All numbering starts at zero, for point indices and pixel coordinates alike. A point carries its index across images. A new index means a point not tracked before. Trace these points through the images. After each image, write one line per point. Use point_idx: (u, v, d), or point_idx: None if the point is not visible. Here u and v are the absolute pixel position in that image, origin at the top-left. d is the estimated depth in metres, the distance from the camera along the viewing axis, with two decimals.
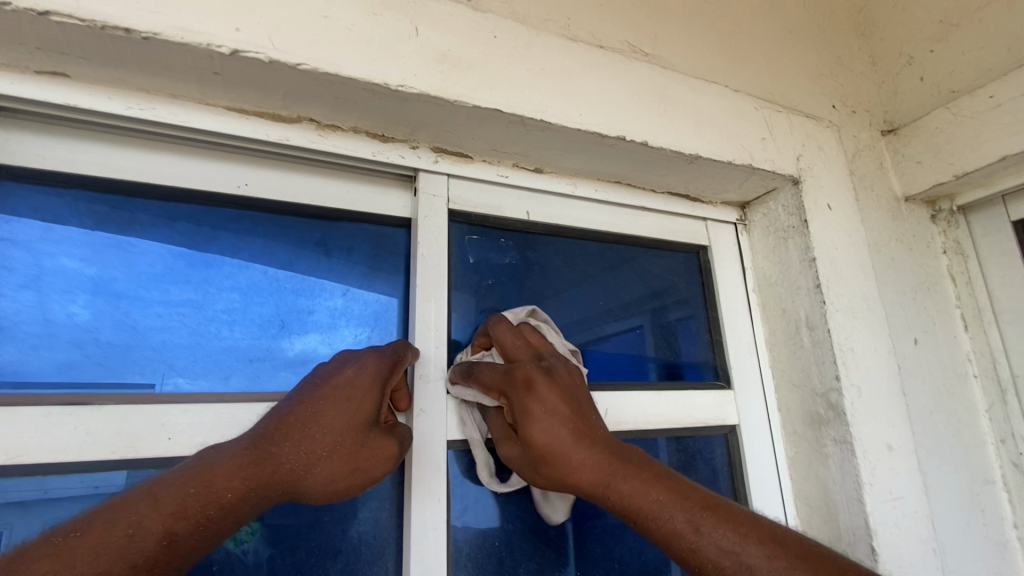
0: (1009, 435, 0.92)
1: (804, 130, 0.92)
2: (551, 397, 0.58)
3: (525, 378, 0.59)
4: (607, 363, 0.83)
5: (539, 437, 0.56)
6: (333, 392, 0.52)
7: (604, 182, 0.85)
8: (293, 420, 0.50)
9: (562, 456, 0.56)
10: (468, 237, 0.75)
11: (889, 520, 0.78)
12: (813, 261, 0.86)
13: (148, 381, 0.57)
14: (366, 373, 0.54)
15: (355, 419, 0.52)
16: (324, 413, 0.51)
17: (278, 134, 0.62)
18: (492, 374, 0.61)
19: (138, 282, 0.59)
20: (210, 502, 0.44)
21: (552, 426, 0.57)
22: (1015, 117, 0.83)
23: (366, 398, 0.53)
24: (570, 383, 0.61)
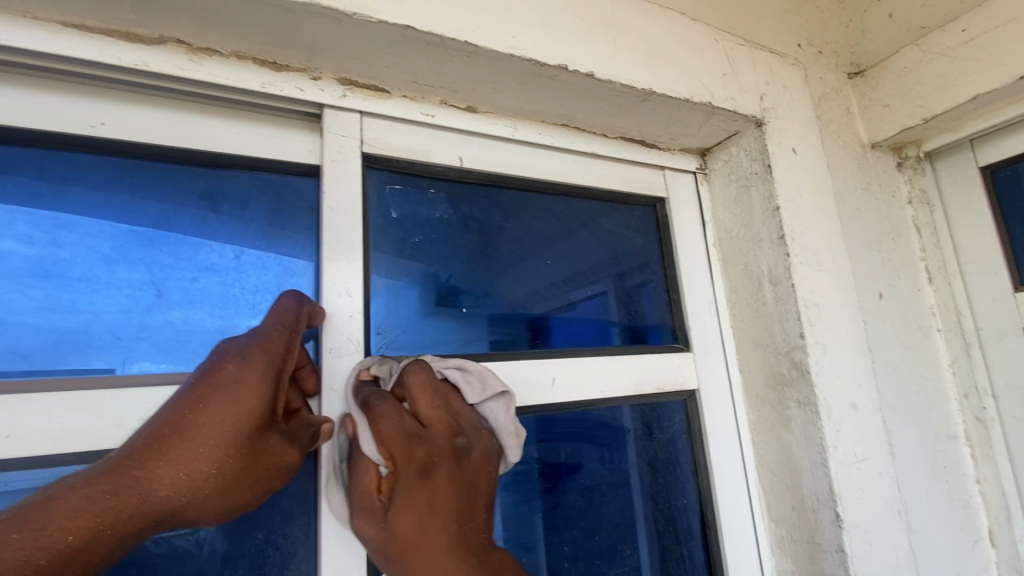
0: (973, 388, 0.92)
1: (767, 67, 0.86)
2: (443, 491, 0.49)
3: (438, 459, 0.50)
4: (557, 329, 0.76)
5: (405, 524, 0.48)
6: (212, 395, 0.43)
7: (550, 125, 0.77)
8: (165, 435, 0.41)
9: (425, 555, 0.47)
10: (393, 189, 0.68)
11: (854, 484, 0.73)
12: (777, 210, 0.80)
13: (108, 365, 0.55)
14: (252, 368, 0.45)
15: (243, 425, 0.44)
16: (203, 422, 0.42)
17: (134, 59, 0.55)
18: (429, 420, 0.52)
19: (86, 264, 0.56)
20: (39, 551, 0.36)
21: (418, 524, 0.48)
22: (986, 51, 0.83)
23: (254, 399, 0.44)
24: (485, 478, 0.52)
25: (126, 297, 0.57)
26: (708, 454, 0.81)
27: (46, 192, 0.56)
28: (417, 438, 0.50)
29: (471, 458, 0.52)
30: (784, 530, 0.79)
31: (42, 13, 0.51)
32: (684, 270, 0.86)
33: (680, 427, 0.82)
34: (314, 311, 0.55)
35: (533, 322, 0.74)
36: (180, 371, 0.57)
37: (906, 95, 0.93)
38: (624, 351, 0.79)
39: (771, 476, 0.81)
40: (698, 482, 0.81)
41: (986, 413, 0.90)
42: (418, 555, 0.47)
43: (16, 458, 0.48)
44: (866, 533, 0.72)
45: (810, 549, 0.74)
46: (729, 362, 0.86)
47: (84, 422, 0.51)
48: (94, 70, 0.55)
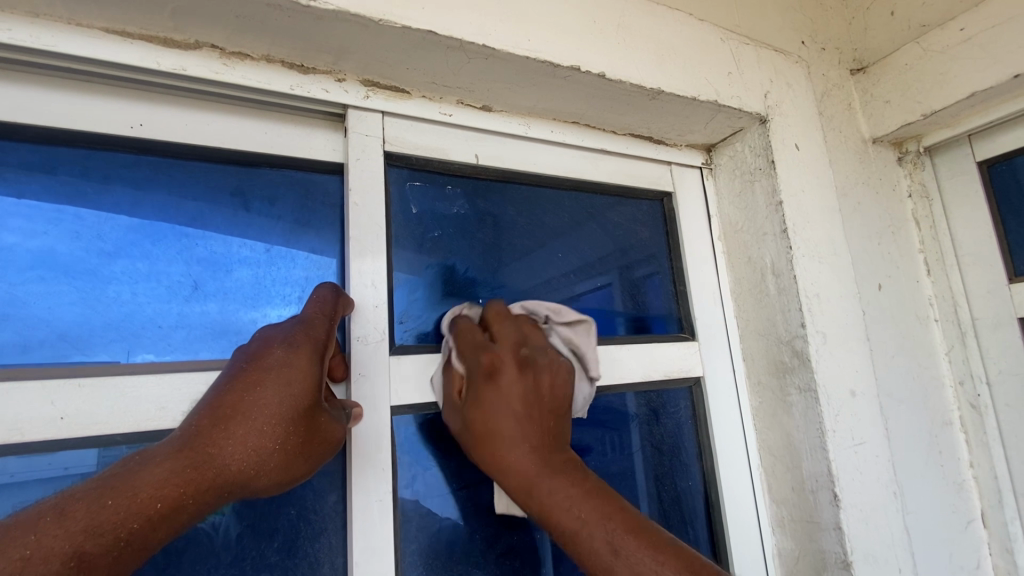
0: (967, 375, 0.95)
1: (772, 65, 0.88)
2: (508, 390, 0.58)
3: (506, 364, 0.59)
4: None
5: (477, 418, 0.58)
6: (267, 377, 0.47)
7: (561, 123, 0.80)
8: (230, 412, 0.45)
9: (498, 443, 0.57)
10: (413, 186, 0.72)
11: (852, 466, 0.77)
12: (780, 204, 0.83)
13: (114, 355, 0.57)
14: (299, 352, 0.50)
15: (299, 403, 0.48)
16: (262, 400, 0.46)
17: (171, 63, 0.58)
18: (501, 334, 0.62)
19: (126, 257, 0.60)
20: (131, 516, 0.40)
21: (492, 415, 0.57)
22: (984, 49, 0.85)
23: (305, 379, 0.49)
24: (544, 380, 0.60)
25: (163, 288, 0.61)
26: (712, 438, 0.85)
27: (89, 189, 0.59)
28: (484, 347, 0.61)
29: (536, 372, 0.60)
30: (784, 509, 0.82)
31: (87, 21, 0.54)
32: (690, 263, 0.90)
33: (686, 413, 0.86)
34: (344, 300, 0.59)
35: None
36: (216, 359, 0.60)
37: (906, 91, 0.96)
38: (632, 340, 0.83)
39: (772, 459, 0.84)
40: (703, 465, 0.85)
41: (980, 400, 0.93)
42: (496, 450, 0.57)
43: (68, 439, 0.52)
44: (862, 513, 0.75)
45: (809, 528, 0.78)
46: (732, 351, 0.89)
47: (131, 406, 0.54)
48: (133, 74, 0.58)
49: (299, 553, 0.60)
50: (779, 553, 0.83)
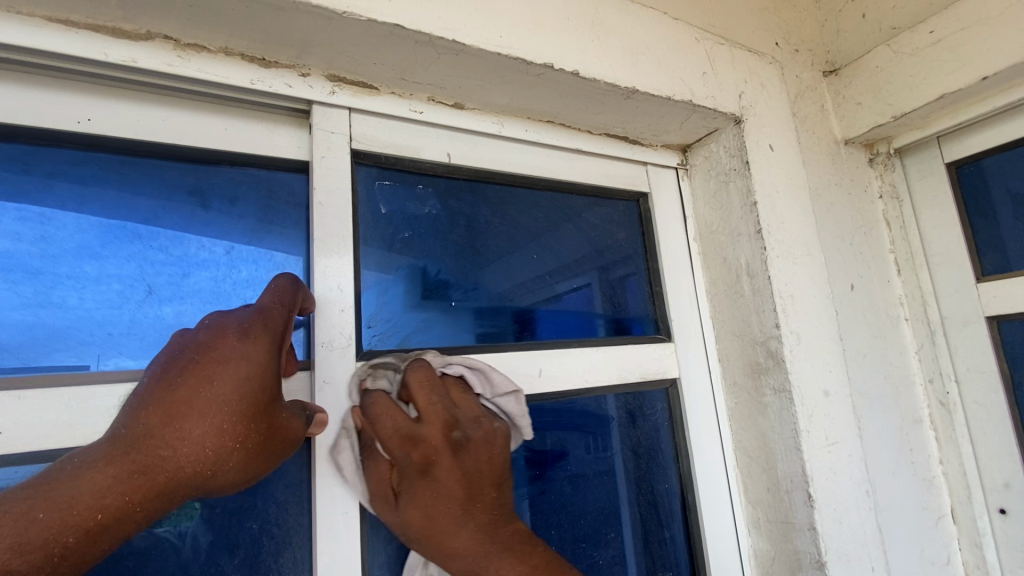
0: (937, 373, 0.97)
1: (746, 66, 0.88)
2: (445, 481, 0.53)
3: (444, 448, 0.54)
4: (544, 321, 0.79)
5: (416, 512, 0.52)
6: (220, 372, 0.44)
7: (536, 121, 0.79)
8: (179, 409, 0.42)
9: (442, 536, 0.51)
10: (382, 185, 0.69)
11: (825, 466, 0.77)
12: (755, 205, 0.82)
13: (81, 363, 0.54)
14: (256, 344, 0.47)
15: (256, 398, 0.45)
16: (216, 397, 0.44)
17: (121, 55, 0.54)
18: (430, 410, 0.55)
19: (74, 260, 0.56)
20: (67, 529, 0.37)
21: (431, 510, 0.52)
22: (952, 53, 0.86)
23: (262, 374, 0.46)
24: (479, 458, 0.56)
25: (115, 293, 0.57)
26: (689, 440, 0.84)
27: (32, 188, 0.55)
28: (410, 437, 0.54)
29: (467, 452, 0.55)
30: (760, 510, 0.82)
31: (27, 8, 0.50)
32: (666, 263, 0.89)
33: (663, 414, 0.85)
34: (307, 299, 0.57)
35: (520, 315, 0.76)
36: None
37: (878, 93, 0.97)
38: (608, 342, 0.82)
39: (748, 460, 0.84)
40: (680, 468, 0.84)
41: (949, 397, 0.95)
42: (440, 543, 0.51)
43: (4, 456, 0.49)
44: (836, 514, 0.76)
45: (785, 529, 0.78)
46: (708, 352, 0.89)
47: (76, 418, 0.51)
48: (80, 66, 0.54)
49: (261, 569, 0.57)
50: (755, 554, 0.83)
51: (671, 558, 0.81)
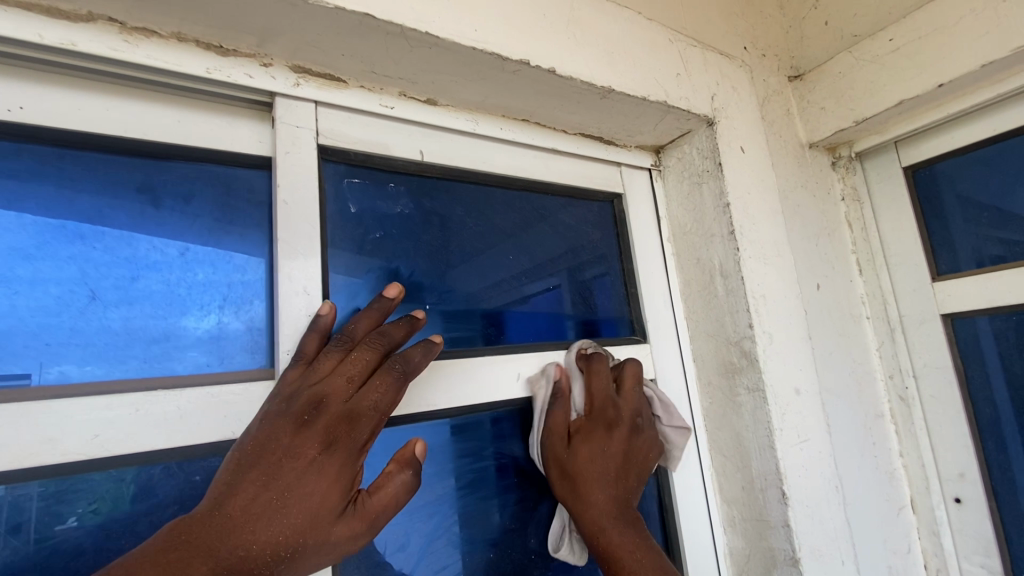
0: (897, 369, 1.00)
1: (718, 68, 0.89)
2: (615, 444, 0.68)
3: (611, 418, 0.69)
4: (514, 323, 0.77)
5: (584, 458, 0.67)
6: (299, 481, 0.48)
7: (511, 119, 0.77)
8: (263, 503, 0.46)
9: (590, 483, 0.66)
10: (351, 183, 0.66)
11: (798, 463, 0.78)
12: (727, 206, 0.83)
13: (23, 372, 0.49)
14: (335, 459, 0.50)
15: (320, 509, 0.49)
16: (295, 502, 0.47)
17: (58, 37, 0.49)
18: (599, 392, 0.70)
19: (4, 262, 0.51)
20: None
21: (596, 458, 0.67)
22: (910, 60, 0.90)
23: (332, 486, 0.50)
24: (645, 446, 0.70)
25: (53, 298, 0.52)
26: None
27: None
28: (611, 402, 0.70)
29: (642, 433, 0.71)
30: (735, 508, 0.83)
31: None
32: (641, 264, 0.89)
33: None
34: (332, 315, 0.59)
35: (490, 317, 0.74)
36: (117, 378, 0.53)
37: (840, 99, 1.00)
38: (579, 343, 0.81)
39: (722, 459, 0.85)
40: (656, 469, 0.84)
41: (908, 391, 0.99)
42: (578, 487, 0.66)
43: None
44: (808, 510, 0.77)
45: (759, 526, 0.79)
46: (683, 351, 0.89)
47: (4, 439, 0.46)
48: (10, 48, 0.49)
49: None
50: (730, 552, 0.84)
51: None
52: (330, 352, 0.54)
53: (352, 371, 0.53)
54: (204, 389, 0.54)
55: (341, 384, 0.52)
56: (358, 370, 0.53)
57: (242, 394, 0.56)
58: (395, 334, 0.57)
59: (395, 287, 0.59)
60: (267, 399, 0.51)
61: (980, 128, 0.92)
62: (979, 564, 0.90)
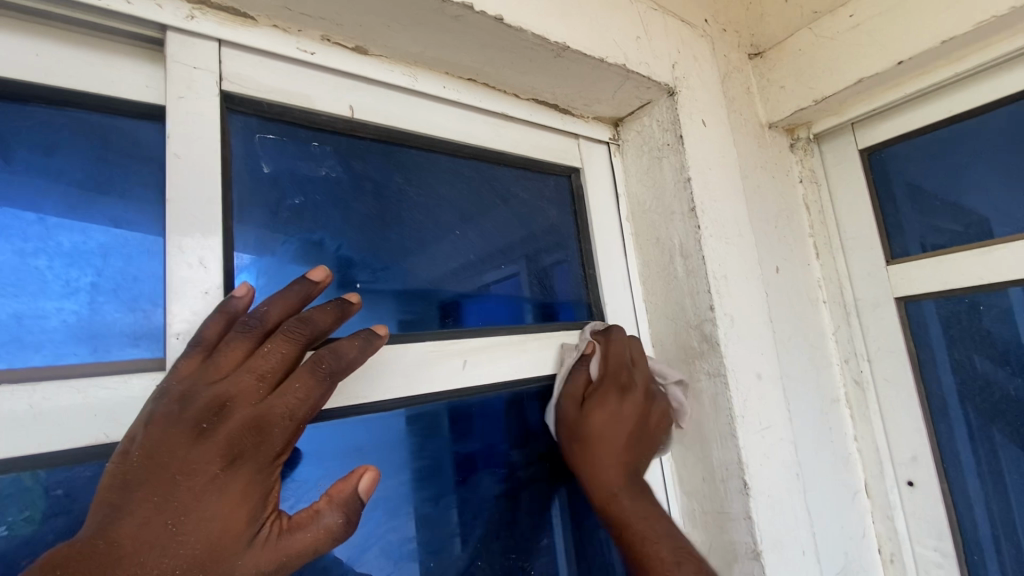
0: (852, 354, 0.99)
1: (678, 36, 0.84)
2: (631, 410, 0.66)
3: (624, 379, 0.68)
4: (473, 310, 0.70)
5: (596, 425, 0.65)
6: (197, 503, 0.38)
7: (455, 78, 0.69)
8: (152, 530, 0.37)
9: (596, 449, 0.64)
10: (266, 140, 0.57)
11: (759, 451, 0.75)
12: (688, 181, 0.78)
13: None
14: (242, 475, 0.40)
15: (221, 537, 0.39)
16: (190, 529, 0.38)
17: None
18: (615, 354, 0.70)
19: None
20: None
21: (605, 392, 0.67)
22: (870, 37, 0.87)
23: (239, 509, 0.40)
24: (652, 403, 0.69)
25: None
26: None
27: None
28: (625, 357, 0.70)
29: (655, 402, 0.70)
30: (695, 500, 0.79)
31: None
32: (599, 244, 0.83)
33: None
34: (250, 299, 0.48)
35: (450, 303, 0.68)
36: None
37: (800, 77, 0.97)
38: (539, 329, 0.75)
39: (682, 448, 0.81)
40: None
41: (863, 375, 0.98)
42: (587, 448, 0.65)
43: None
44: (769, 500, 0.73)
45: (720, 518, 0.75)
46: (642, 336, 0.84)
47: None
48: None
49: None
50: None
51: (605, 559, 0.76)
52: (233, 341, 0.44)
53: (264, 367, 0.43)
54: (66, 383, 0.44)
55: (250, 384, 0.42)
56: (271, 366, 0.43)
57: (120, 388, 0.46)
58: (321, 321, 0.46)
59: (321, 270, 0.49)
60: (154, 399, 0.41)
61: (936, 108, 0.90)
62: (933, 547, 0.89)
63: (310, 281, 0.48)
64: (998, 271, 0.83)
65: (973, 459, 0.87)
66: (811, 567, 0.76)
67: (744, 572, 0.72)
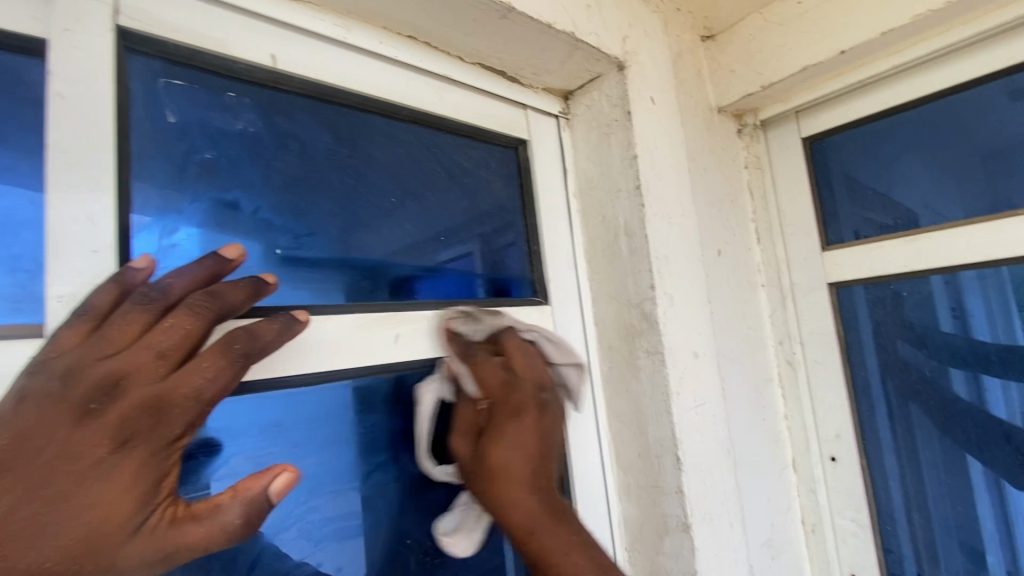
0: (786, 336, 1.02)
1: (630, 9, 0.82)
2: (529, 432, 0.57)
3: (517, 406, 0.58)
4: (417, 286, 0.67)
5: (503, 457, 0.56)
6: (77, 486, 0.34)
7: (394, 35, 0.65)
8: (18, 520, 0.32)
9: (504, 485, 0.55)
10: (172, 85, 0.51)
11: (693, 428, 0.76)
12: (634, 158, 0.77)
13: None
14: (134, 456, 0.36)
15: (106, 523, 0.34)
16: (68, 514, 0.33)
17: None
18: (493, 382, 0.60)
19: None
20: None
21: (515, 453, 0.56)
22: (816, 24, 0.89)
23: (127, 492, 0.35)
24: (554, 422, 0.60)
25: None
26: None
27: None
28: (510, 386, 0.60)
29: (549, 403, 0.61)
30: (630, 477, 0.80)
31: None
32: (544, 220, 0.81)
33: None
34: (152, 274, 0.44)
35: (393, 281, 0.65)
36: None
37: (749, 61, 0.97)
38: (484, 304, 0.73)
39: (620, 426, 0.81)
40: None
41: (795, 357, 1.01)
42: (495, 488, 0.55)
43: None
44: (700, 475, 0.75)
45: (653, 493, 0.77)
46: (585, 315, 0.84)
47: None
48: None
49: None
50: (624, 521, 0.81)
51: None
52: (126, 313, 0.38)
53: (165, 343, 0.38)
54: None
55: (148, 361, 0.37)
56: (173, 343, 0.38)
57: None
58: (232, 298, 0.42)
59: (236, 248, 0.45)
60: (28, 375, 0.35)
61: (873, 100, 0.93)
62: (849, 518, 0.95)
63: (222, 258, 0.44)
64: (920, 260, 0.88)
65: (891, 436, 0.93)
66: (738, 539, 0.79)
67: (674, 544, 0.74)
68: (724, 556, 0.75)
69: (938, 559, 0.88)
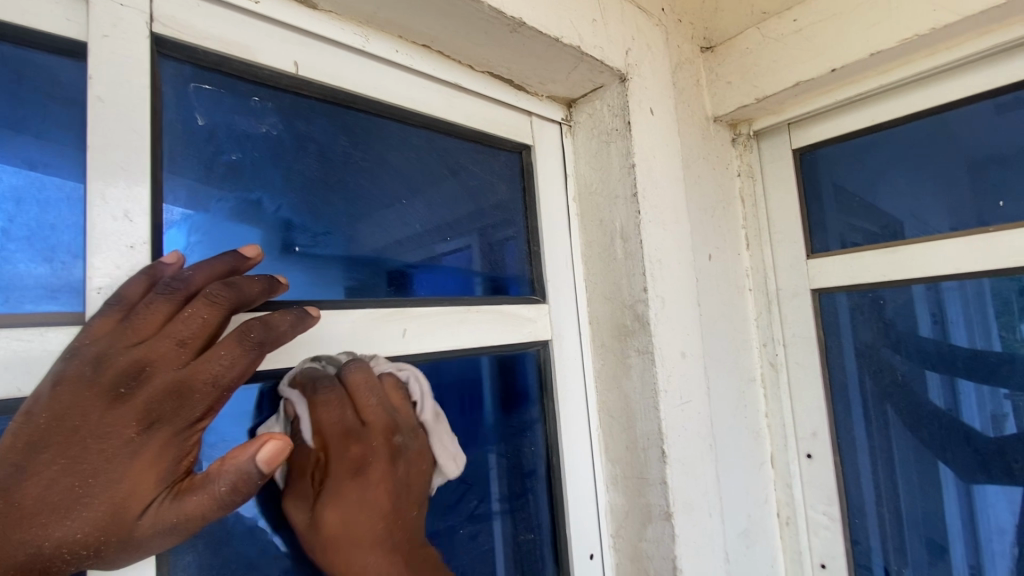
0: (770, 338, 1.07)
1: (634, 23, 0.86)
2: (376, 487, 0.53)
3: (356, 457, 0.53)
4: (419, 281, 0.71)
5: (331, 519, 0.51)
6: (107, 465, 0.38)
7: (409, 43, 0.68)
8: (58, 491, 0.36)
9: (348, 550, 0.51)
10: (201, 90, 0.54)
11: (678, 423, 0.81)
12: (633, 168, 0.81)
13: None
14: (156, 440, 0.40)
15: (134, 496, 0.39)
16: (102, 487, 0.38)
17: None
18: (332, 425, 0.52)
19: None
20: None
21: (347, 514, 0.52)
22: (809, 42, 0.92)
23: (150, 471, 0.40)
24: (410, 474, 0.57)
25: None
26: (556, 402, 0.83)
27: None
28: (353, 437, 0.53)
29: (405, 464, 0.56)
30: (618, 467, 0.85)
31: None
32: (545, 223, 0.85)
33: (532, 375, 0.83)
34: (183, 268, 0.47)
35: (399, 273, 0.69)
36: None
37: (745, 74, 1.01)
38: (485, 302, 0.77)
39: (610, 420, 0.86)
40: (546, 429, 0.83)
41: (777, 358, 1.06)
42: (335, 552, 0.51)
43: None
44: (683, 468, 0.80)
45: (639, 483, 0.82)
46: (580, 314, 0.88)
47: None
48: None
49: None
50: (611, 508, 0.86)
51: (532, 519, 0.81)
52: (152, 302, 0.41)
53: (185, 333, 0.41)
54: None
55: (170, 350, 0.40)
56: (192, 332, 0.41)
57: (33, 342, 0.44)
58: (248, 290, 0.44)
59: (253, 248, 0.48)
60: (62, 359, 0.38)
61: (861, 116, 0.98)
62: (822, 511, 1.01)
63: (238, 256, 0.46)
64: (899, 270, 0.93)
65: (865, 435, 0.98)
66: (716, 528, 0.84)
67: (656, 531, 0.79)
68: (703, 542, 0.81)
69: (901, 551, 0.94)
